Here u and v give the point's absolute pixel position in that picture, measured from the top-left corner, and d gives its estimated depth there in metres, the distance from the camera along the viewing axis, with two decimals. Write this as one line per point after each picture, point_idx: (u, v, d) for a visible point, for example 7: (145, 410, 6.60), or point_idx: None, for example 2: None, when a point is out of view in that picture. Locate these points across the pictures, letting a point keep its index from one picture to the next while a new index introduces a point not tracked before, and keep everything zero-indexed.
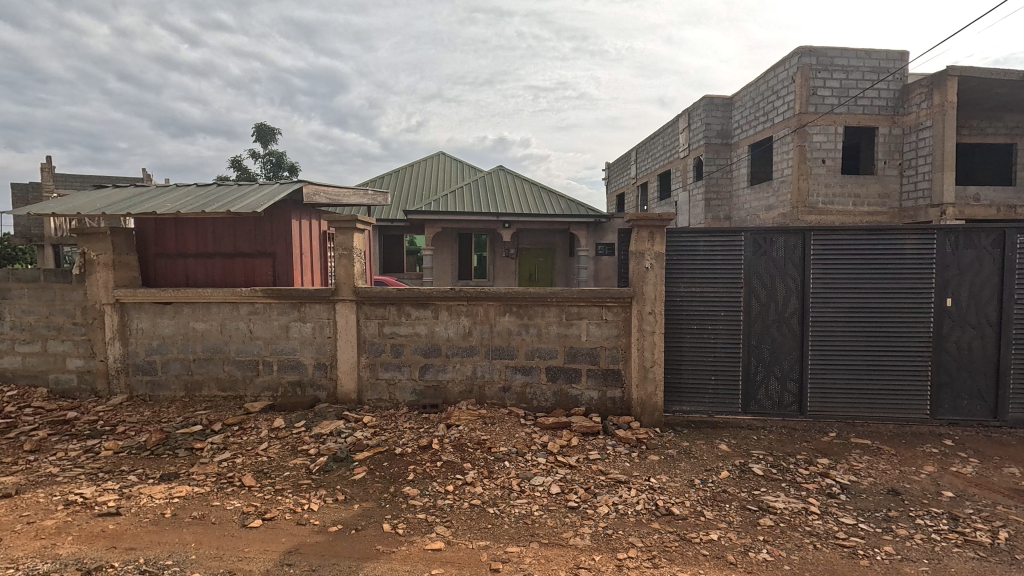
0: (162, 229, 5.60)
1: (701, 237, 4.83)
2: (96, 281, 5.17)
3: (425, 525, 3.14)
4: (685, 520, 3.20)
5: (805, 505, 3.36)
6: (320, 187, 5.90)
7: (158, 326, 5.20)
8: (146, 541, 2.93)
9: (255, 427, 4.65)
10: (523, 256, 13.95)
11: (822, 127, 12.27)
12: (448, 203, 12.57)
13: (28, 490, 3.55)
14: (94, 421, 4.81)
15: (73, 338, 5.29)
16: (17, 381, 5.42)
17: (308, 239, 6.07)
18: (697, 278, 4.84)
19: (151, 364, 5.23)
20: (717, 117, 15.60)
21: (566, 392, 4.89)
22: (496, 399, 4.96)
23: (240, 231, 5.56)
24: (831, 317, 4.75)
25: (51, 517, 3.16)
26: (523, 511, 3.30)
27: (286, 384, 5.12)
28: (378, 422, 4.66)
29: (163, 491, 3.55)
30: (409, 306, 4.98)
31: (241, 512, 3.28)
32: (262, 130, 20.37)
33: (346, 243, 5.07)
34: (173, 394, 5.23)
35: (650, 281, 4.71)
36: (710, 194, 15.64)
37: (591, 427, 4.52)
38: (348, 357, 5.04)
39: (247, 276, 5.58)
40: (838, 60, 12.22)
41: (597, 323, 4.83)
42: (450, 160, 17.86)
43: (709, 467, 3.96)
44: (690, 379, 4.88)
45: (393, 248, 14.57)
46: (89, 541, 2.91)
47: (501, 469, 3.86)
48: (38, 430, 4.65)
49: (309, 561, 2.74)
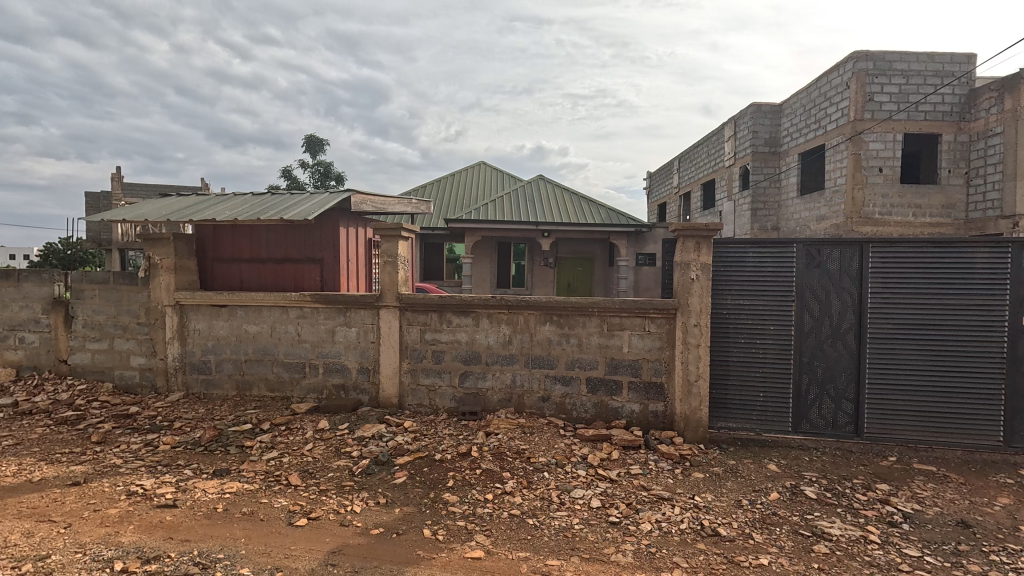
0: (219, 236, 5.88)
1: (750, 248, 4.69)
2: (159, 283, 5.48)
3: (464, 533, 3.14)
4: (732, 542, 3.07)
5: (863, 533, 3.17)
6: (367, 196, 6.08)
7: (213, 327, 5.45)
8: (200, 533, 3.05)
9: (301, 427, 4.79)
10: (562, 265, 13.84)
11: (879, 134, 11.73)
12: (488, 213, 12.65)
13: (94, 479, 3.78)
14: (154, 417, 5.08)
15: (137, 337, 5.62)
16: (86, 376, 5.80)
17: (354, 247, 6.23)
18: (745, 289, 4.69)
19: (206, 363, 5.48)
20: (766, 125, 15.15)
21: (607, 404, 4.81)
22: (535, 409, 4.93)
23: (291, 238, 5.77)
24: (892, 333, 4.49)
25: (114, 506, 3.35)
26: (563, 524, 3.25)
27: (331, 387, 5.27)
28: (418, 428, 4.72)
29: (215, 486, 3.70)
30: (450, 313, 5.04)
31: (288, 511, 3.38)
32: (313, 143, 21.17)
33: (391, 251, 5.19)
34: (225, 393, 5.46)
35: (695, 293, 4.59)
36: (756, 204, 15.12)
37: (632, 441, 4.42)
38: (390, 362, 5.13)
39: (296, 282, 5.78)
40: (897, 65, 11.67)
41: (640, 334, 4.74)
42: (491, 170, 18.01)
43: (757, 488, 3.80)
44: (736, 395, 4.71)
45: (434, 256, 14.81)
46: (148, 531, 3.06)
47: (540, 480, 3.82)
48: (103, 423, 4.96)
49: (352, 563, 2.79)
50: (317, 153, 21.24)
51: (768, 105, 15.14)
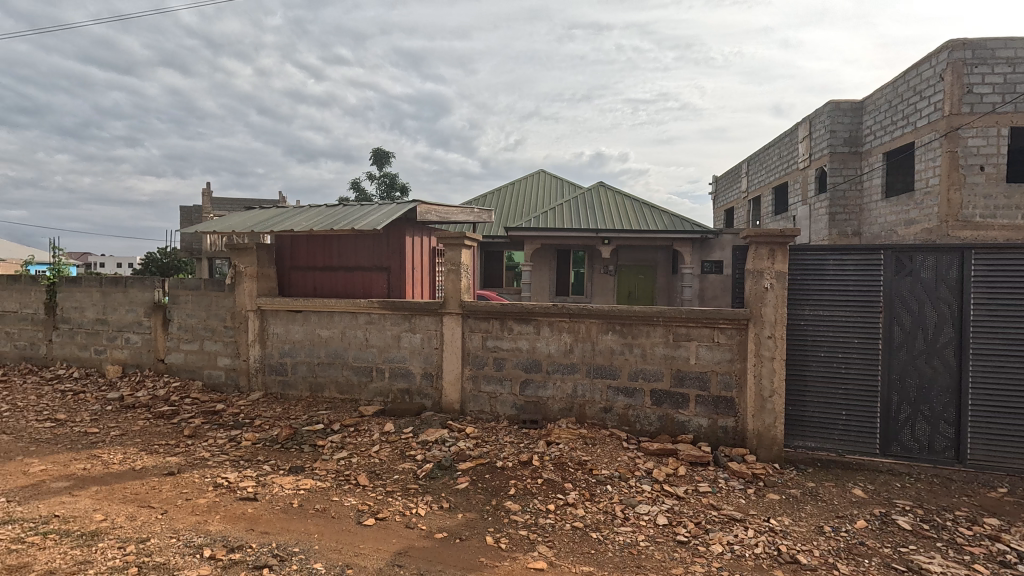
0: (296, 245, 6.26)
1: (831, 255, 4.38)
2: (243, 290, 5.91)
3: (527, 542, 3.12)
4: (814, 571, 2.86)
5: (970, 572, 2.85)
6: (432, 205, 6.26)
7: (290, 331, 5.80)
8: (278, 527, 3.23)
9: (369, 429, 4.97)
10: (622, 272, 13.57)
11: (980, 129, 10.65)
12: (548, 220, 12.65)
13: (186, 470, 4.11)
14: (237, 414, 5.46)
15: (224, 339, 6.08)
16: (180, 374, 6.33)
17: (419, 256, 6.43)
18: (825, 299, 4.38)
19: (283, 365, 5.83)
20: (846, 123, 14.17)
21: (672, 417, 4.64)
22: (597, 420, 4.84)
23: (361, 247, 6.04)
24: (1000, 350, 4.03)
25: (204, 496, 3.62)
26: (628, 540, 3.15)
27: (396, 391, 5.44)
28: (480, 434, 4.77)
29: (291, 482, 3.92)
30: (511, 321, 5.06)
31: (357, 510, 3.51)
32: (380, 156, 22.13)
33: (455, 259, 5.30)
34: (300, 394, 5.78)
35: (769, 303, 4.34)
36: (834, 207, 14.15)
37: (700, 457, 4.23)
38: (453, 368, 5.23)
39: (365, 289, 6.04)
40: (1000, 52, 10.57)
41: (708, 345, 4.55)
42: (551, 178, 18.03)
43: (841, 514, 3.51)
44: (815, 413, 4.40)
45: (494, 264, 14.99)
46: (233, 522, 3.28)
47: (604, 493, 3.73)
48: (194, 418, 5.39)
49: (417, 565, 2.84)
50: (384, 165, 22.18)
51: (847, 103, 14.17)
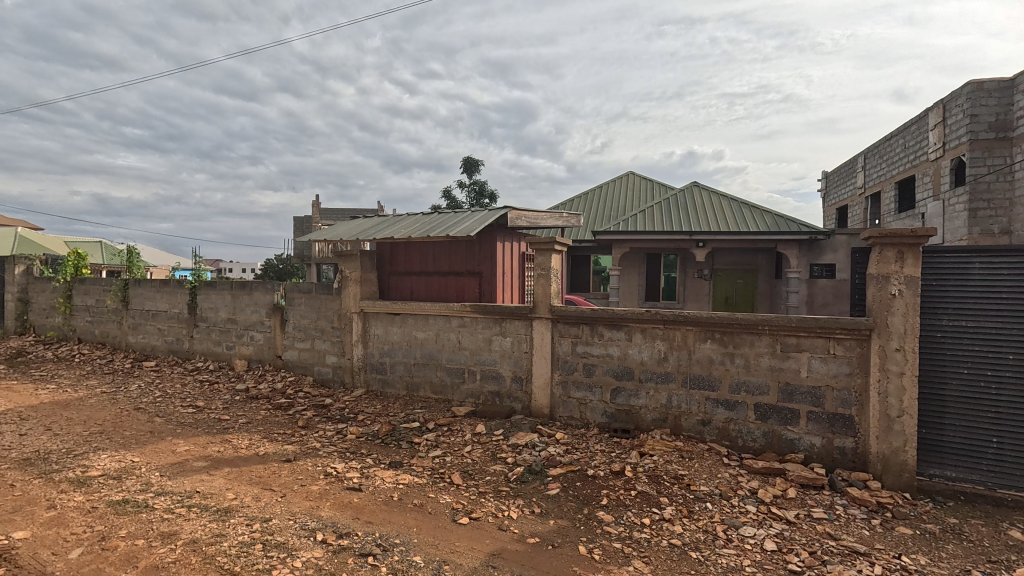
0: (395, 251, 6.63)
1: (976, 258, 3.82)
2: (348, 293, 6.37)
3: (621, 556, 3.03)
4: None
5: None
6: (522, 211, 6.34)
7: (389, 333, 6.14)
8: (381, 518, 3.43)
9: (461, 430, 5.13)
10: (718, 277, 12.82)
11: None
12: (638, 224, 12.29)
13: (301, 458, 4.50)
14: (342, 408, 5.89)
15: (331, 338, 6.59)
16: (294, 369, 6.95)
17: (509, 261, 6.53)
18: (969, 308, 3.82)
19: (382, 364, 6.19)
20: (991, 105, 12.23)
21: (780, 434, 4.29)
22: (694, 432, 4.60)
23: (454, 253, 6.26)
24: None
25: (316, 484, 3.93)
26: (732, 564, 2.95)
27: (487, 394, 5.55)
28: (570, 440, 4.72)
29: (392, 476, 4.14)
30: (602, 327, 4.97)
31: (452, 508, 3.62)
32: (469, 164, 22.88)
33: (545, 264, 5.31)
34: (397, 392, 6.10)
35: (897, 312, 3.87)
36: (976, 202, 12.33)
37: (813, 480, 3.86)
38: (542, 372, 5.24)
39: (458, 293, 6.25)
40: None
41: (822, 357, 4.15)
42: (640, 180, 17.53)
43: (994, 558, 3.02)
44: (957, 439, 3.84)
45: (581, 268, 14.85)
46: (341, 509, 3.52)
47: (703, 511, 3.53)
48: (306, 410, 5.90)
49: (511, 568, 2.87)
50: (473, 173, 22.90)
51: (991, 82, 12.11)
